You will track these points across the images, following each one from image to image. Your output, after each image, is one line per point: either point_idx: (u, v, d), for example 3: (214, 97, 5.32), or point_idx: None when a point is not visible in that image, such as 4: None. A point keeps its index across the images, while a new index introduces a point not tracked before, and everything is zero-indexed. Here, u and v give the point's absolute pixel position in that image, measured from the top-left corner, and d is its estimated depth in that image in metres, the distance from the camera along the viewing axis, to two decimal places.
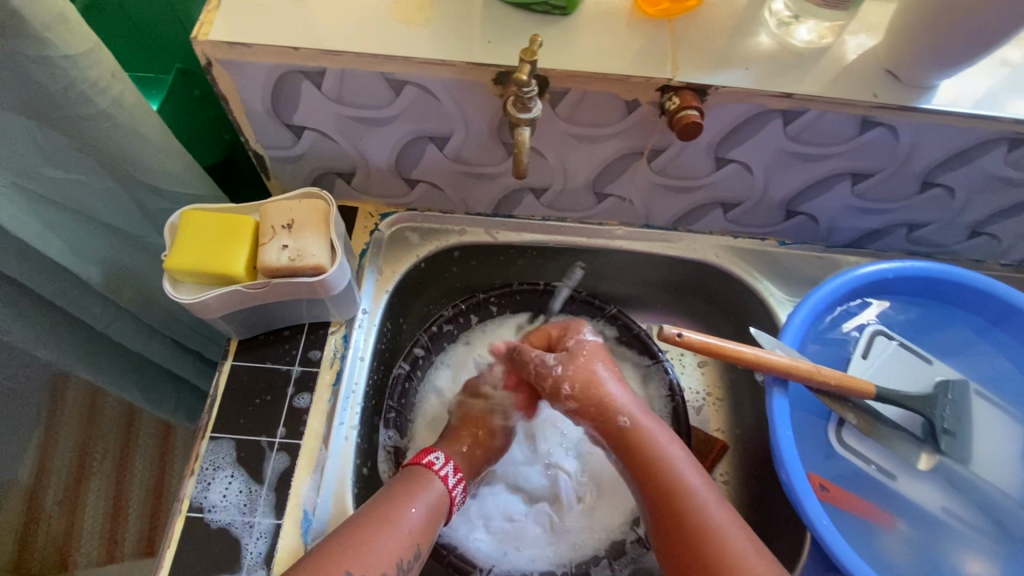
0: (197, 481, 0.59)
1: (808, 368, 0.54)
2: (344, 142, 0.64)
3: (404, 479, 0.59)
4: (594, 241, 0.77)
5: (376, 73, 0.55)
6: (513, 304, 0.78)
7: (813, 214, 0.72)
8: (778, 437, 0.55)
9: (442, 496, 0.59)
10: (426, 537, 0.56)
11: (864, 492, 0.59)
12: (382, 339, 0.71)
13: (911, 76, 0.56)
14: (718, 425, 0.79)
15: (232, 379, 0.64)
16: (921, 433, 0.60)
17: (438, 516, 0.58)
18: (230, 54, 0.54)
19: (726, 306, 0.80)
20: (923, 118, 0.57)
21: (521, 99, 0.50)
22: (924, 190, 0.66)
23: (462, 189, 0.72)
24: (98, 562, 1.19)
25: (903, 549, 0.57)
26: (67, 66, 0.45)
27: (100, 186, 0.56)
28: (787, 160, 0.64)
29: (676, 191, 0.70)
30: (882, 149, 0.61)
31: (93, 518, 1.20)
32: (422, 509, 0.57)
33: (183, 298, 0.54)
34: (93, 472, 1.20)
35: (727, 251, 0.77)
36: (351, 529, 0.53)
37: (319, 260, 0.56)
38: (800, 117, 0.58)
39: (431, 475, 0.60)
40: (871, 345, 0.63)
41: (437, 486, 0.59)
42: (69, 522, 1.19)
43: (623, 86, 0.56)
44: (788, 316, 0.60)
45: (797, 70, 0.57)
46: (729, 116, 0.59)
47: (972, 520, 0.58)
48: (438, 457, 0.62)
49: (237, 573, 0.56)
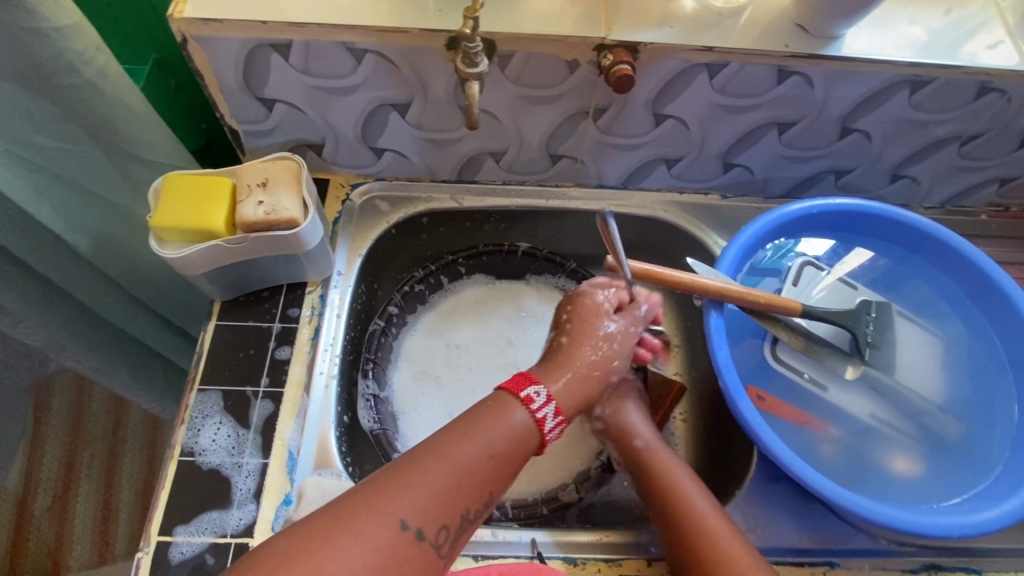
0: (188, 428, 0.63)
1: (739, 289, 0.61)
2: (313, 113, 0.70)
3: (482, 407, 0.54)
4: (551, 202, 0.83)
5: (338, 43, 0.61)
6: (480, 265, 0.84)
7: (749, 166, 0.79)
8: (717, 353, 0.61)
9: (528, 425, 0.54)
10: (498, 473, 0.52)
11: (800, 404, 0.66)
12: (357, 300, 0.76)
13: (816, 28, 0.63)
14: (677, 369, 0.84)
15: (217, 337, 0.68)
16: (850, 348, 0.68)
17: (519, 449, 0.53)
18: (203, 30, 0.59)
19: (678, 258, 0.86)
20: (831, 65, 0.64)
21: (468, 55, 0.56)
22: (844, 136, 0.74)
23: (426, 156, 0.77)
24: (90, 564, 1.20)
25: (835, 452, 0.64)
26: (56, 36, 0.51)
27: (86, 155, 0.61)
28: (718, 113, 0.70)
29: (623, 149, 0.76)
30: (800, 98, 0.68)
31: (84, 522, 1.21)
32: (495, 443, 0.52)
33: (167, 253, 0.59)
34: (82, 478, 1.20)
35: (674, 206, 0.84)
36: (422, 466, 0.48)
37: (292, 214, 0.61)
38: (724, 70, 0.65)
39: (514, 400, 0.55)
40: (801, 273, 0.71)
41: (522, 415, 0.54)
42: (59, 526, 1.20)
43: (563, 46, 0.62)
44: (723, 249, 0.66)
45: (718, 26, 0.64)
46: (661, 72, 0.65)
47: (896, 422, 0.65)
48: (538, 394, 0.56)
49: (228, 508, 0.60)
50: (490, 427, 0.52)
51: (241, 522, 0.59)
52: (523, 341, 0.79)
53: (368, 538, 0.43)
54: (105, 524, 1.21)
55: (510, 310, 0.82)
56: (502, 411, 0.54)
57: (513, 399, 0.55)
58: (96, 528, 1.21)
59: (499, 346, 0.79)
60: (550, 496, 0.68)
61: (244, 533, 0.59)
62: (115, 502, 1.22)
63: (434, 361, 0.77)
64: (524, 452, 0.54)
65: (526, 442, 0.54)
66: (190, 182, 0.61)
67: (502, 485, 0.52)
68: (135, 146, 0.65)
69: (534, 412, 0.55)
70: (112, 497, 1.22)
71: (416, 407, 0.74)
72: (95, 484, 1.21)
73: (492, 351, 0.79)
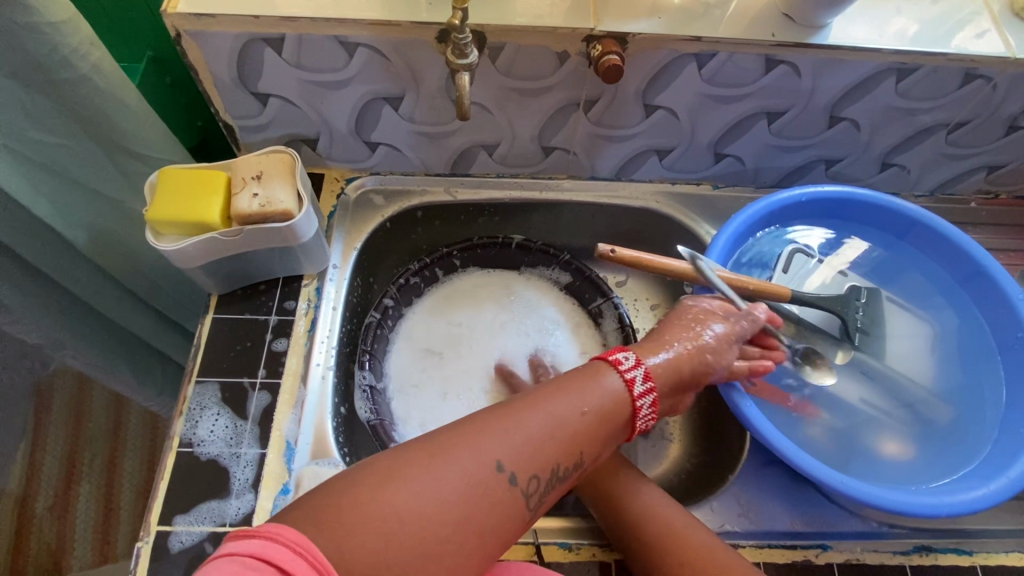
0: (186, 420, 0.64)
1: (729, 276, 0.61)
2: (307, 107, 0.70)
3: (581, 369, 0.52)
4: (545, 194, 0.84)
5: (330, 37, 0.62)
6: (475, 258, 0.84)
7: (739, 156, 0.80)
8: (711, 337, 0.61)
9: (624, 393, 0.52)
10: (592, 438, 0.49)
11: (793, 391, 0.66)
12: (353, 293, 0.77)
13: (803, 17, 0.63)
14: None
15: (214, 330, 0.69)
16: (839, 333, 0.69)
17: (613, 419, 0.51)
18: (196, 25, 0.60)
19: (670, 249, 0.87)
20: (817, 54, 0.65)
21: (458, 47, 0.57)
22: (833, 124, 0.74)
23: (420, 149, 0.78)
24: (92, 564, 1.20)
25: (827, 437, 0.64)
26: (51, 31, 0.52)
27: (81, 149, 0.62)
28: (708, 103, 0.71)
29: (615, 140, 0.77)
30: (788, 87, 0.69)
31: (84, 521, 1.20)
32: (592, 409, 0.50)
33: (164, 247, 0.60)
34: (83, 476, 1.21)
35: (666, 197, 0.85)
36: (520, 413, 0.48)
37: (287, 206, 0.61)
38: (712, 60, 0.66)
39: (610, 368, 0.52)
40: (791, 261, 0.71)
41: (615, 382, 0.52)
42: (61, 525, 1.19)
43: (553, 38, 0.63)
44: (714, 237, 0.66)
45: (706, 17, 0.64)
46: (651, 62, 0.66)
47: (888, 407, 0.66)
48: (627, 357, 0.54)
49: (226, 497, 0.61)
50: (589, 389, 0.50)
51: (240, 511, 0.60)
52: (519, 325, 0.82)
53: (465, 470, 0.43)
54: (107, 522, 1.21)
55: (506, 296, 0.84)
56: (598, 378, 0.51)
57: (609, 367, 0.52)
58: (98, 527, 1.21)
59: (496, 336, 0.81)
60: None
61: (243, 522, 0.60)
62: (116, 501, 1.22)
63: (429, 349, 0.79)
64: (620, 420, 0.51)
65: (620, 414, 0.51)
66: (185, 176, 0.62)
67: (594, 452, 0.50)
68: (131, 141, 0.65)
69: (624, 374, 0.52)
70: (113, 496, 1.22)
71: (411, 396, 0.75)
72: (96, 484, 1.21)
73: (490, 335, 0.81)
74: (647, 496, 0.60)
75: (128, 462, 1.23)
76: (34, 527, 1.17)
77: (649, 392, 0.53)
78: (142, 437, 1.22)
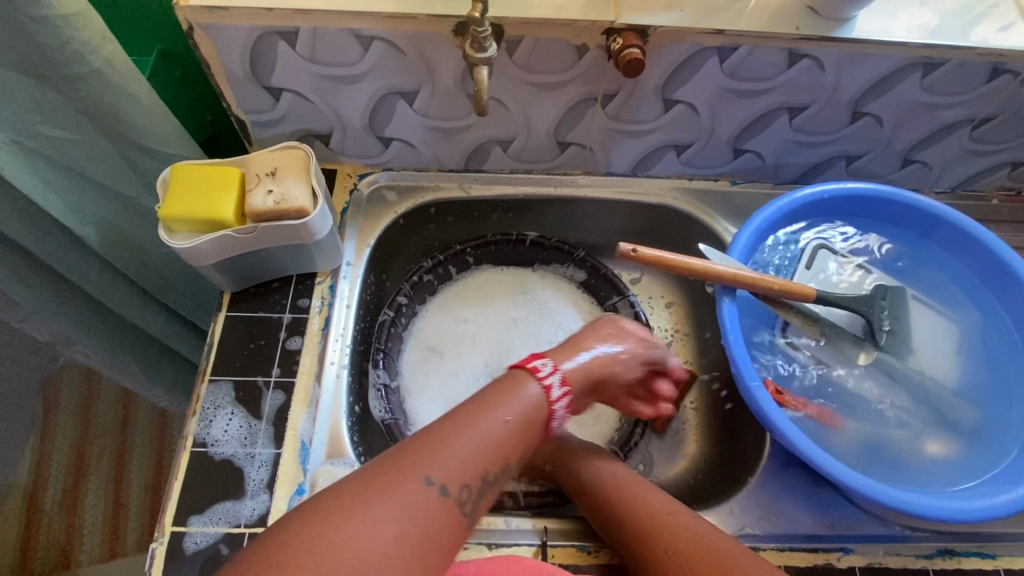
0: (200, 419, 0.63)
1: (753, 276, 0.60)
2: (321, 102, 0.69)
3: (496, 384, 0.55)
4: (560, 190, 0.83)
5: (345, 30, 0.61)
6: (488, 254, 0.84)
7: (758, 152, 0.78)
8: (730, 342, 0.61)
9: (540, 400, 0.55)
10: (516, 446, 0.52)
11: (818, 398, 0.66)
12: (366, 291, 0.76)
13: (829, 9, 0.62)
14: (687, 358, 0.85)
15: (228, 328, 0.68)
16: (862, 333, 0.67)
17: (530, 424, 0.54)
18: (209, 18, 0.59)
19: (687, 245, 0.85)
20: (843, 47, 0.63)
21: (477, 40, 0.56)
22: (855, 119, 0.73)
23: (433, 145, 0.77)
24: (99, 559, 1.22)
25: (854, 443, 0.64)
26: (62, 24, 0.50)
27: (93, 145, 0.61)
28: (728, 98, 0.70)
29: (631, 136, 0.76)
30: (811, 81, 0.68)
31: (93, 518, 1.22)
32: (510, 416, 0.52)
33: (177, 244, 0.59)
34: (91, 474, 1.21)
35: (684, 193, 0.83)
36: (437, 430, 0.49)
37: (301, 203, 0.61)
38: (733, 54, 0.64)
39: (528, 376, 0.56)
40: (814, 258, 0.70)
41: (534, 390, 0.55)
42: (69, 523, 1.20)
43: (571, 31, 0.62)
44: (735, 235, 0.65)
45: (728, 10, 0.63)
46: (671, 56, 0.65)
47: (914, 410, 0.65)
48: (545, 365, 0.58)
49: (241, 498, 0.60)
50: (503, 398, 0.53)
51: (255, 512, 0.59)
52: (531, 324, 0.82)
53: (400, 495, 0.43)
54: (116, 520, 1.23)
55: (514, 296, 0.84)
56: (512, 389, 0.55)
57: (525, 377, 0.56)
58: (106, 525, 1.23)
59: (507, 334, 0.81)
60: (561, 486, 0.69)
61: (257, 523, 0.59)
62: (126, 497, 1.25)
63: (446, 343, 0.80)
64: (537, 425, 0.55)
65: (538, 416, 0.55)
66: (199, 172, 0.61)
67: (516, 458, 0.52)
68: (143, 137, 0.64)
69: (541, 382, 0.56)
70: (122, 492, 1.24)
71: (425, 391, 0.76)
72: (105, 481, 1.22)
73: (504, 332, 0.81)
74: (594, 468, 0.64)
75: (135, 461, 1.24)
76: (42, 525, 1.17)
77: (565, 395, 0.57)
78: (148, 435, 1.21)
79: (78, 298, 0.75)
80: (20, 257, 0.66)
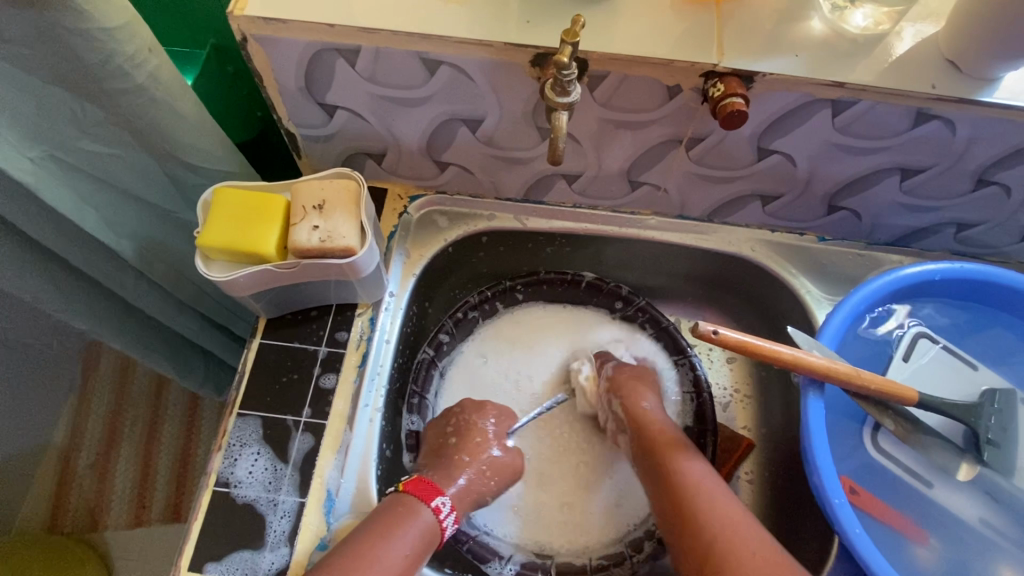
0: (224, 456, 0.60)
1: (849, 371, 0.53)
2: (377, 122, 0.64)
3: (388, 511, 0.56)
4: (624, 230, 0.75)
5: (412, 52, 0.54)
6: (539, 293, 0.78)
7: (856, 210, 0.69)
8: (811, 437, 0.54)
9: (432, 523, 0.57)
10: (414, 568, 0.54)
11: (899, 504, 0.60)
12: (408, 323, 0.71)
13: (973, 67, 0.52)
14: (745, 423, 0.78)
15: (260, 358, 0.64)
16: (963, 443, 0.60)
17: (426, 546, 0.56)
18: (265, 30, 0.53)
19: (759, 303, 0.78)
20: (983, 111, 0.54)
21: (560, 83, 0.49)
22: (978, 188, 0.63)
23: (493, 172, 0.70)
24: (126, 525, 1.11)
25: (937, 565, 0.57)
26: (105, 38, 0.47)
27: (130, 156, 0.57)
28: (833, 153, 0.61)
29: (715, 181, 0.68)
30: (935, 144, 0.58)
31: (124, 483, 1.12)
32: (408, 548, 0.54)
33: (214, 276, 0.55)
34: (123, 439, 1.13)
35: (763, 245, 0.75)
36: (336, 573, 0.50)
37: (348, 242, 0.56)
38: (851, 108, 0.56)
39: (422, 505, 0.57)
40: (912, 347, 0.63)
41: (428, 519, 0.57)
42: (100, 486, 1.12)
43: (665, 71, 0.54)
44: (827, 315, 0.59)
45: (850, 57, 0.54)
46: (776, 105, 0.56)
47: (1009, 532, 0.58)
48: (445, 502, 0.58)
49: (260, 550, 0.56)
50: (391, 530, 0.54)
51: (274, 565, 0.56)
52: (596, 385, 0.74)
53: None
54: (144, 486, 1.12)
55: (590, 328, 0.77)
56: (409, 518, 0.56)
57: (418, 504, 0.57)
58: (136, 489, 1.12)
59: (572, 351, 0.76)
60: (598, 565, 0.66)
61: None
62: (155, 466, 1.13)
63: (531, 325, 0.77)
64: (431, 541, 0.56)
65: (423, 528, 0.56)
66: (245, 196, 0.56)
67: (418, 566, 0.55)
68: (185, 151, 0.60)
69: (438, 518, 0.57)
70: (151, 460, 1.13)
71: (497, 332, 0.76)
72: (136, 447, 1.13)
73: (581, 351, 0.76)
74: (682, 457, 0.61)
75: (166, 430, 1.14)
76: (75, 484, 1.11)
77: (451, 513, 0.59)
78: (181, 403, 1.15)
79: (114, 304, 0.72)
80: (52, 261, 0.63)
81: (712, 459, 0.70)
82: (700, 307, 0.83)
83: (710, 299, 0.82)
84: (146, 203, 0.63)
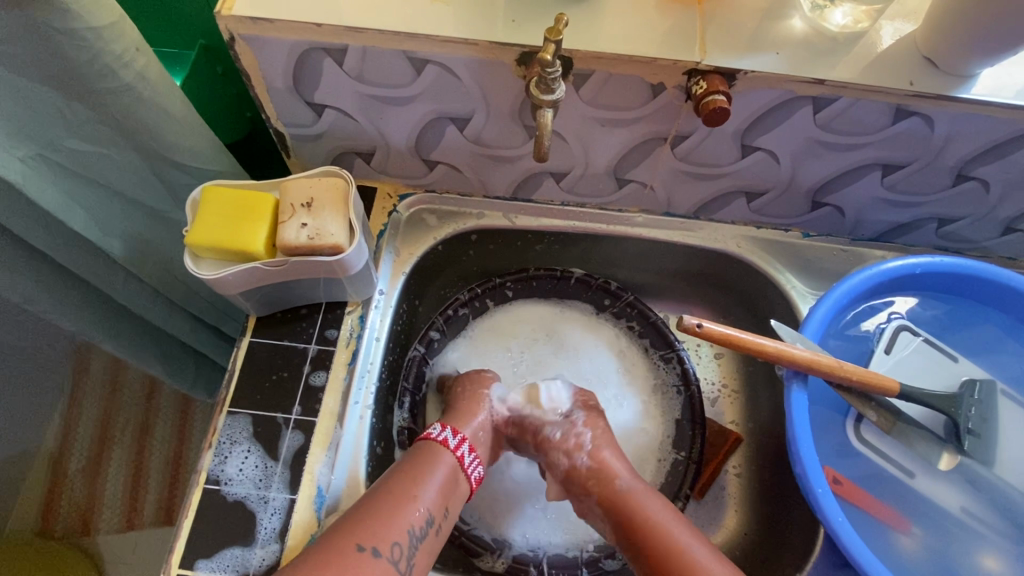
0: (215, 454, 0.60)
1: (830, 363, 0.54)
2: (364, 121, 0.64)
3: (414, 456, 0.59)
4: (613, 228, 0.76)
5: (399, 52, 0.55)
6: (529, 290, 0.78)
7: (840, 206, 0.70)
8: (794, 428, 0.54)
9: (455, 465, 0.59)
10: (449, 504, 0.57)
11: (882, 494, 0.61)
12: (398, 321, 0.72)
13: (951, 64, 0.54)
14: (733, 418, 0.79)
15: (250, 356, 0.64)
16: (945, 433, 0.61)
17: (455, 483, 0.58)
18: (253, 30, 0.54)
19: (746, 298, 0.79)
20: (961, 107, 0.55)
21: (544, 81, 0.50)
22: (958, 183, 0.64)
23: (482, 171, 0.71)
24: (118, 529, 1.12)
25: (920, 553, 0.59)
26: (92, 38, 0.47)
27: (119, 156, 0.58)
28: (816, 149, 0.62)
29: (700, 178, 0.68)
30: (914, 140, 0.59)
31: (115, 485, 1.12)
32: (436, 486, 0.56)
33: (202, 273, 0.55)
34: (114, 442, 1.12)
35: (749, 241, 0.76)
36: (370, 508, 0.53)
37: (337, 239, 0.56)
38: (831, 104, 0.57)
39: (440, 447, 0.59)
40: (895, 340, 0.64)
41: (449, 459, 0.59)
42: (90, 491, 1.12)
43: (649, 69, 0.55)
44: (811, 309, 0.59)
45: (829, 54, 0.55)
46: (758, 102, 0.57)
47: (991, 521, 0.59)
48: (440, 429, 0.61)
49: (251, 546, 0.57)
50: (420, 470, 0.56)
51: (264, 562, 0.56)
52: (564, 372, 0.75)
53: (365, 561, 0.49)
54: (136, 487, 1.12)
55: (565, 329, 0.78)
56: (431, 460, 0.58)
57: (439, 448, 0.59)
58: (128, 491, 1.12)
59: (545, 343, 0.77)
60: (590, 558, 0.66)
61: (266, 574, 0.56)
62: (146, 465, 1.13)
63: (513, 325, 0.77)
64: (457, 481, 0.59)
65: (445, 468, 0.58)
66: (232, 194, 0.57)
67: (454, 503, 0.58)
68: (175, 150, 0.61)
69: (455, 452, 0.59)
70: (143, 459, 1.13)
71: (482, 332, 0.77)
72: (127, 451, 1.12)
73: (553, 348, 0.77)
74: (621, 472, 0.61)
75: (159, 431, 1.13)
76: (65, 486, 1.11)
77: (464, 442, 0.61)
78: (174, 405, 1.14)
79: (104, 304, 0.72)
80: (42, 262, 0.63)
81: (702, 449, 0.70)
82: (687, 304, 0.84)
83: (698, 295, 0.82)
84: (134, 202, 0.63)
